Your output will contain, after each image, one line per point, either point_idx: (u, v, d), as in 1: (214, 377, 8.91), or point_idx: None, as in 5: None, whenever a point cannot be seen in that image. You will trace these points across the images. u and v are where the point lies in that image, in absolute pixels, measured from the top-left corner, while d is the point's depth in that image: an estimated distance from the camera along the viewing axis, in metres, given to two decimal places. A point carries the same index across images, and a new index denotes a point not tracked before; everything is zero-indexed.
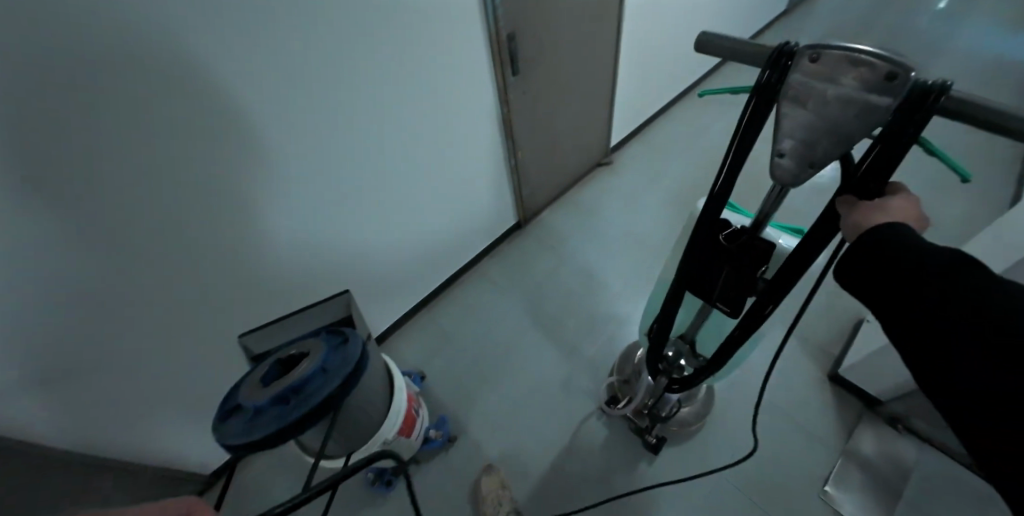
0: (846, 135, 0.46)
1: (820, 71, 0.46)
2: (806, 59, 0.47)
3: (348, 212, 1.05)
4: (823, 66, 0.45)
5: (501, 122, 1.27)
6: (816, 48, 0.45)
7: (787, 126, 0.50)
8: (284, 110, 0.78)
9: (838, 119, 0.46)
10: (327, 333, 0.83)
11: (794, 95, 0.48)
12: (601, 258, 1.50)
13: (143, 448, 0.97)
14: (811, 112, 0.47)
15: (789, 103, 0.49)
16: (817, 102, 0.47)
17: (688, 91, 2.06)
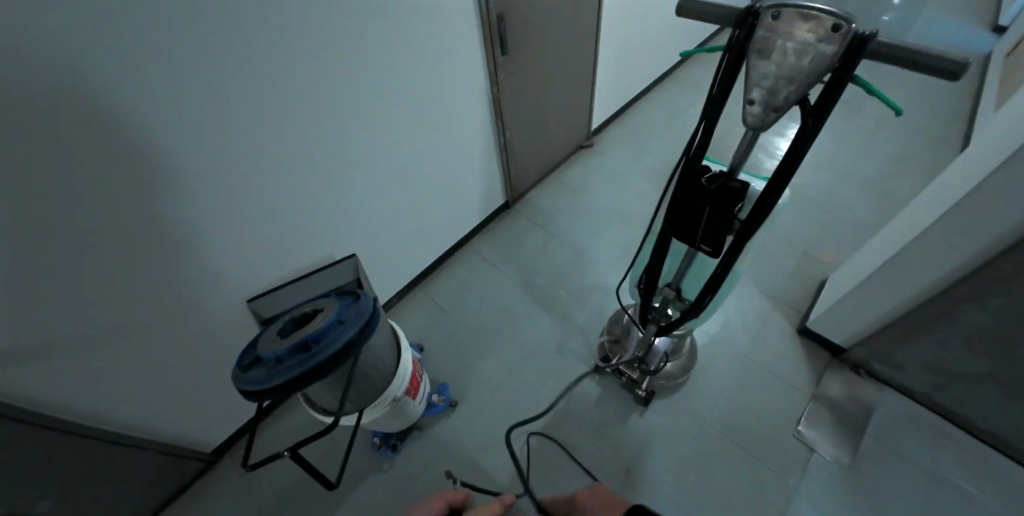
0: (805, 78, 0.55)
1: (780, 26, 0.55)
2: (768, 16, 0.56)
3: (357, 188, 1.08)
4: (782, 21, 0.55)
5: (490, 103, 1.32)
6: (776, 7, 0.55)
7: (756, 76, 0.58)
8: (291, 78, 0.81)
9: (797, 66, 0.55)
10: (338, 294, 0.87)
11: (761, 48, 0.57)
12: (588, 234, 1.58)
13: (148, 421, 0.99)
14: (776, 61, 0.56)
15: (757, 56, 0.57)
16: (780, 53, 0.56)
17: (663, 79, 2.18)
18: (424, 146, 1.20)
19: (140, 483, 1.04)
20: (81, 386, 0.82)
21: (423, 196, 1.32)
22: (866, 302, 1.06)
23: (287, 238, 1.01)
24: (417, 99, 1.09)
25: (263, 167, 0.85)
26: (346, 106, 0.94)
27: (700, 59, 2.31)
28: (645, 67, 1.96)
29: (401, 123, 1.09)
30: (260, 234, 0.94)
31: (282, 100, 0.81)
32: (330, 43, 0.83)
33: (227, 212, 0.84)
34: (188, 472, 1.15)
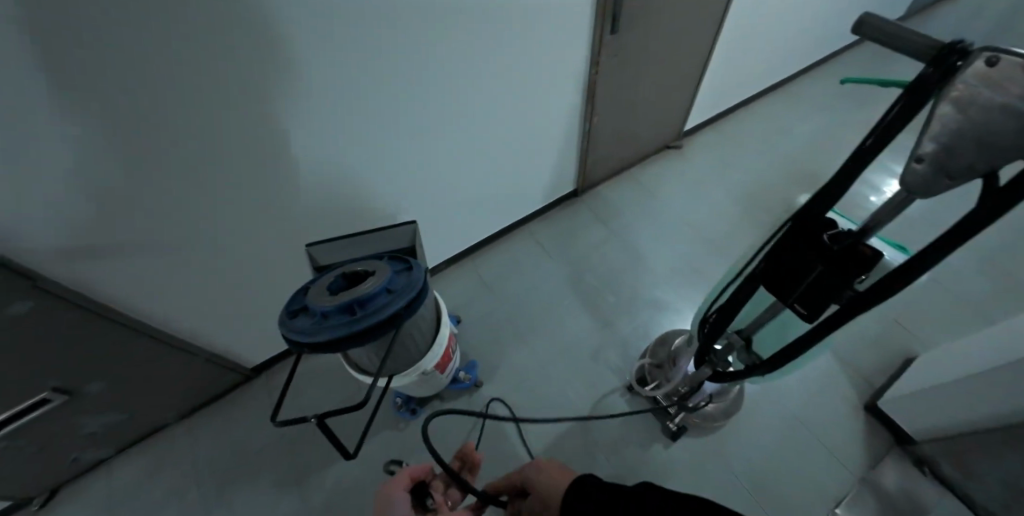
0: (1002, 150, 0.41)
1: (988, 75, 0.40)
2: (978, 59, 0.41)
3: (419, 143, 1.05)
4: (995, 70, 0.40)
5: (585, 85, 1.23)
6: (993, 49, 0.40)
7: (932, 130, 0.44)
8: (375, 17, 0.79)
9: (995, 132, 0.40)
10: (390, 259, 0.85)
11: (950, 98, 0.43)
12: (653, 241, 1.46)
13: (200, 323, 1.08)
14: (966, 120, 0.42)
15: (940, 106, 0.43)
16: (975, 110, 0.41)
17: (778, 87, 1.93)
18: (502, 115, 1.14)
19: (186, 382, 1.17)
20: (143, 277, 0.90)
21: (490, 168, 1.26)
22: (961, 398, 0.91)
23: (349, 182, 1.02)
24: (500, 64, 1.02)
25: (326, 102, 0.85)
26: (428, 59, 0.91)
27: (829, 72, 2.02)
28: (761, 71, 1.75)
29: (475, 83, 1.02)
30: (313, 169, 0.94)
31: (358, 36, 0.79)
32: None
33: (283, 141, 0.86)
34: (229, 381, 1.26)
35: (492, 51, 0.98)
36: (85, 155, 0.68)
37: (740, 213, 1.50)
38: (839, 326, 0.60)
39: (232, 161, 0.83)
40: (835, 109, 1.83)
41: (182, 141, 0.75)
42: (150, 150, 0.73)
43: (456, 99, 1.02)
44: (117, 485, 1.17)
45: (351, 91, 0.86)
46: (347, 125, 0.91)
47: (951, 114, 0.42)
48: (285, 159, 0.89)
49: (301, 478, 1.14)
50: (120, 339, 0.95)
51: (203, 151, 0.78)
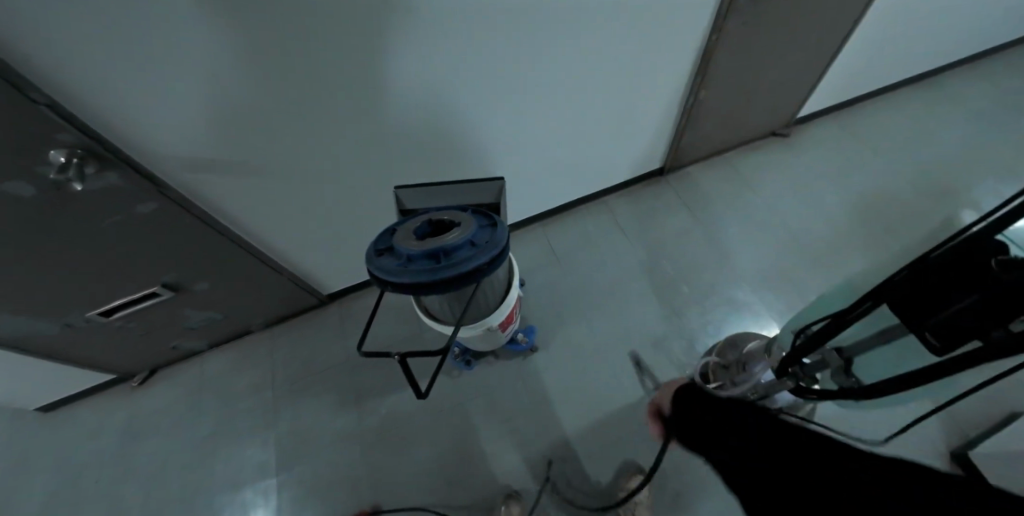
0: None
1: None
2: None
3: (513, 97, 1.02)
4: None
5: (699, 54, 1.11)
6: None
7: None
8: None
9: None
10: (474, 212, 0.84)
11: None
12: (739, 235, 1.34)
13: (284, 246, 1.16)
14: None
15: None
16: None
17: (922, 79, 1.65)
18: (600, 77, 1.07)
19: (269, 296, 1.27)
20: (249, 194, 0.98)
21: (580, 133, 1.21)
22: None
23: (438, 129, 1.02)
24: (608, 22, 0.94)
25: (425, 44, 0.83)
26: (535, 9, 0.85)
27: (993, 67, 1.69)
28: (911, 57, 1.48)
29: (581, 37, 0.95)
30: (408, 109, 0.95)
31: None
32: None
33: (384, 75, 0.85)
34: (306, 303, 1.37)
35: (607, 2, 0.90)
36: (203, 76, 0.73)
37: (847, 219, 1.33)
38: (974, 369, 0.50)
39: (337, 90, 0.84)
40: (989, 113, 1.54)
41: (296, 65, 0.77)
42: (259, 74, 0.76)
43: (559, 51, 0.96)
44: (208, 374, 1.34)
45: (456, 33, 0.84)
46: (448, 67, 0.89)
47: None
48: (381, 93, 0.89)
49: (357, 402, 1.23)
50: (222, 248, 1.05)
51: (311, 74, 0.80)
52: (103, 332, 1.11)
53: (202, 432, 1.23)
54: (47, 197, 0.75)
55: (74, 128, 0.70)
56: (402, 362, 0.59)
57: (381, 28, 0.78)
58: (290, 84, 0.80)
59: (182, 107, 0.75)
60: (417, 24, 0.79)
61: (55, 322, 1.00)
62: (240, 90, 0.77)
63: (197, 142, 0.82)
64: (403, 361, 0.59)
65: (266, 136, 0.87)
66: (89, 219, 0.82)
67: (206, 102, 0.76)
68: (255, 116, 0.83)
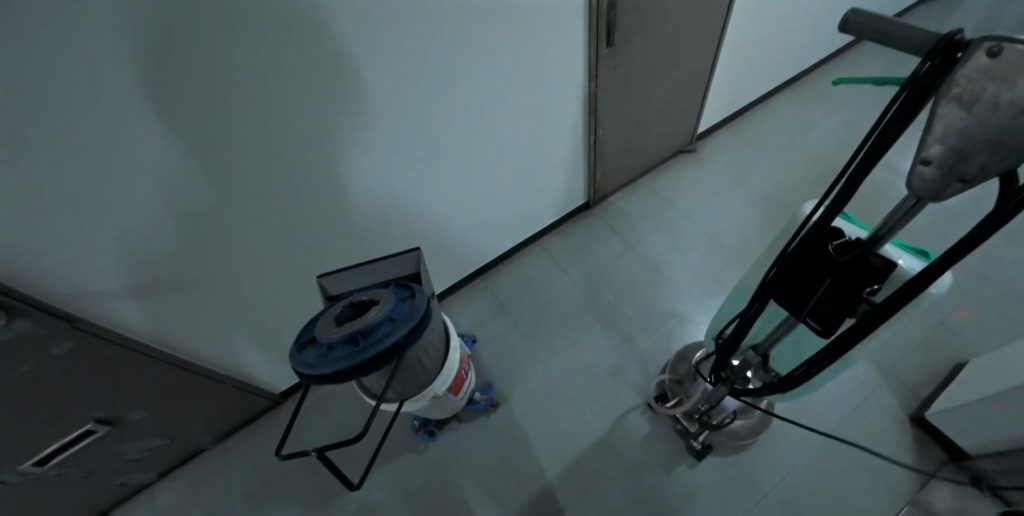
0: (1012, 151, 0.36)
1: (990, 71, 0.35)
2: (977, 51, 0.36)
3: (421, 170, 1.08)
4: (997, 63, 0.35)
5: (585, 100, 1.22)
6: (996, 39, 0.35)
7: (938, 129, 0.40)
8: (354, 60, 0.81)
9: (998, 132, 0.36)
10: (395, 286, 0.87)
11: (951, 96, 0.38)
12: (670, 249, 1.41)
13: (223, 354, 1.14)
14: (974, 119, 0.37)
15: (942, 106, 0.39)
16: (978, 104, 0.36)
17: (797, 80, 1.85)
18: (501, 136, 1.15)
19: (217, 407, 1.22)
20: (175, 312, 0.97)
21: (499, 188, 1.28)
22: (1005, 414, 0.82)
23: (354, 211, 1.06)
24: (492, 91, 1.03)
25: (320, 143, 0.89)
26: (418, 94, 0.93)
27: (852, 59, 1.92)
28: (776, 67, 1.68)
29: (471, 108, 1.04)
30: (321, 201, 0.99)
31: (348, 82, 0.83)
32: (406, 28, 0.82)
33: (290, 176, 0.90)
34: (260, 407, 1.32)
35: (486, 76, 1.00)
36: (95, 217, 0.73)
37: (762, 216, 1.43)
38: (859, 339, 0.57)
39: (244, 199, 0.88)
40: (858, 99, 1.74)
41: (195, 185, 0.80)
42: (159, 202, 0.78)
43: (453, 123, 1.04)
44: (160, 508, 1.24)
45: (347, 127, 0.89)
46: (350, 158, 0.95)
47: (955, 112, 0.38)
48: (290, 192, 0.93)
49: (326, 503, 1.16)
50: (155, 370, 1.02)
51: (216, 192, 0.83)
52: (34, 486, 1.03)
53: None
54: None
55: None
56: (319, 457, 0.58)
57: (274, 139, 0.83)
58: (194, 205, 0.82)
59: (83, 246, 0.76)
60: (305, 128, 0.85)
61: None
62: (149, 219, 0.79)
63: (106, 275, 0.82)
64: (319, 456, 0.58)
65: (178, 255, 0.88)
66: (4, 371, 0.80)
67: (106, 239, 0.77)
68: (165, 239, 0.84)
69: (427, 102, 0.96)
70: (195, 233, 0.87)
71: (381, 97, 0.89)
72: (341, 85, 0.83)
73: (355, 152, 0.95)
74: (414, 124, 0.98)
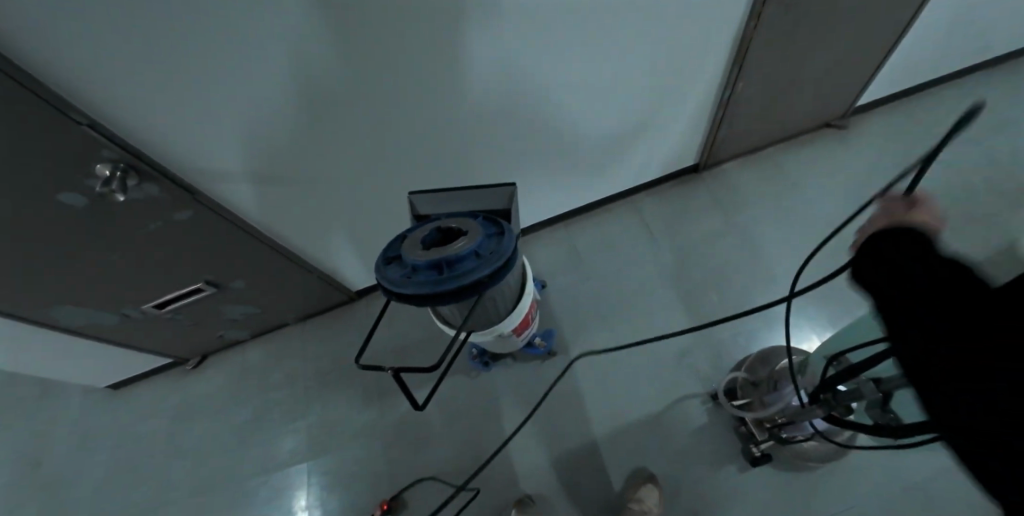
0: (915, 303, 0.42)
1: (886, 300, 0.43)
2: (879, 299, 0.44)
3: (528, 97, 0.99)
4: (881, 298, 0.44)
5: (736, 43, 1.01)
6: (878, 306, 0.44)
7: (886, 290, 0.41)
8: None
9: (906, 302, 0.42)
10: (484, 220, 0.83)
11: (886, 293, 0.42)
12: (781, 239, 1.23)
13: (312, 247, 1.22)
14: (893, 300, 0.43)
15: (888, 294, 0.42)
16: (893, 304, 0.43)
17: (1015, 57, 1.42)
18: (625, 72, 1.01)
19: (301, 292, 1.34)
20: (278, 200, 1.03)
21: (605, 132, 1.16)
22: None
23: (453, 132, 1.01)
24: (629, 17, 0.88)
25: (431, 53, 0.82)
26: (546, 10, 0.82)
27: None
28: (1000, 33, 1.28)
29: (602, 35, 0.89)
30: (422, 114, 0.94)
31: None
32: None
33: (399, 82, 0.85)
34: (336, 299, 1.44)
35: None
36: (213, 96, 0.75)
37: None
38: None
39: (350, 99, 0.85)
40: None
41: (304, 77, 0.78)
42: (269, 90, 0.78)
43: (576, 48, 0.91)
44: (249, 361, 1.45)
45: (464, 35, 0.81)
46: (461, 71, 0.87)
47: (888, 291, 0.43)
48: (394, 99, 0.89)
49: (381, 396, 1.28)
50: (256, 250, 1.12)
51: (329, 87, 0.81)
52: (156, 324, 1.23)
53: (246, 415, 1.35)
54: (95, 206, 0.82)
55: (114, 145, 0.75)
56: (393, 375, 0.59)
57: (386, 41, 0.77)
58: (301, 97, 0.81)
59: (201, 122, 0.79)
60: (418, 32, 0.78)
61: (113, 314, 1.11)
62: (264, 105, 0.80)
63: (222, 154, 0.86)
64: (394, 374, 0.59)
65: (283, 147, 0.90)
66: (137, 224, 0.90)
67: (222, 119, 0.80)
68: (274, 129, 0.86)
69: (553, 17, 0.83)
70: (298, 127, 0.87)
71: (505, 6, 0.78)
72: None
73: (465, 67, 0.87)
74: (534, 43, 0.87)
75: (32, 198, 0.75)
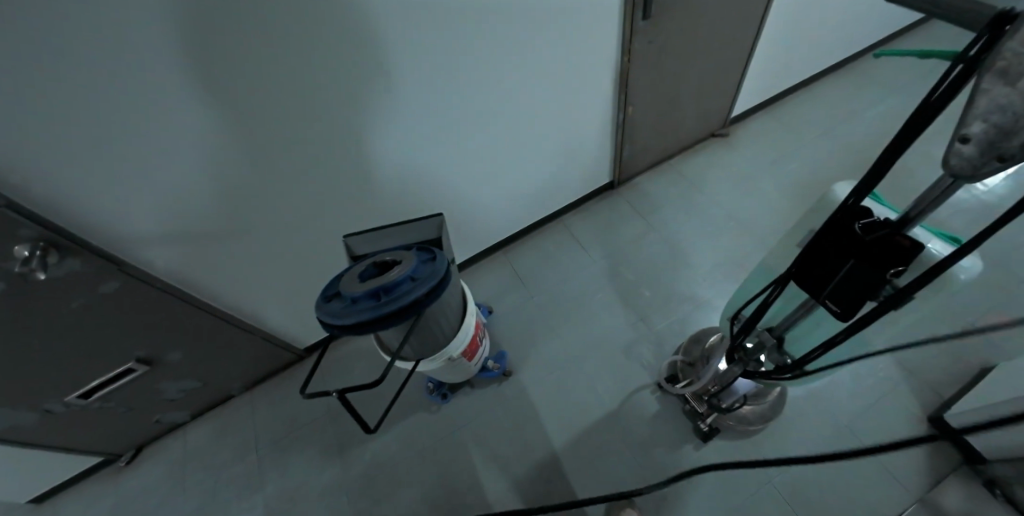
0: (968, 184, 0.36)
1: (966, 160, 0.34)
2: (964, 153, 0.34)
3: (448, 138, 1.10)
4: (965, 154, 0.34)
5: (617, 74, 1.19)
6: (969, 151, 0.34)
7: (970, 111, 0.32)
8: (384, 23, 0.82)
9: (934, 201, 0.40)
10: (418, 248, 0.90)
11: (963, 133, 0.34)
12: (692, 234, 1.39)
13: (254, 308, 1.21)
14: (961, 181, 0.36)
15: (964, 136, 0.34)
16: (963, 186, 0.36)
17: (843, 66, 1.77)
18: (529, 108, 1.15)
19: (246, 356, 1.30)
20: (212, 263, 1.03)
21: (525, 163, 1.29)
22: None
23: (381, 177, 1.09)
24: (520, 62, 1.03)
25: (348, 109, 0.91)
26: (446, 61, 0.94)
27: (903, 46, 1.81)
28: (822, 51, 1.60)
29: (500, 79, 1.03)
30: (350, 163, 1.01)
31: (375, 45, 0.84)
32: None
33: (321, 137, 0.93)
34: (286, 359, 1.40)
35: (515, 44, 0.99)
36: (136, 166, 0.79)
37: (792, 205, 1.39)
38: (870, 324, 0.56)
39: (274, 157, 0.92)
40: (907, 89, 1.65)
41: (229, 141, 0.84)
42: (194, 157, 0.83)
43: (481, 91, 1.04)
44: (193, 444, 1.35)
45: (375, 89, 0.91)
46: (380, 122, 0.97)
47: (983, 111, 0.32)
48: (319, 153, 0.96)
49: (343, 451, 1.24)
50: (194, 318, 1.10)
51: (252, 148, 0.87)
52: (83, 415, 1.14)
53: (194, 502, 1.24)
54: (10, 290, 0.80)
55: (33, 223, 0.75)
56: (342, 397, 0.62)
57: (304, 100, 0.86)
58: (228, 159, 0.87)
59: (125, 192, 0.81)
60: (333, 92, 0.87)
61: (32, 411, 1.03)
62: (189, 169, 0.84)
63: (150, 221, 0.88)
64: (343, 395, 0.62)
65: (212, 208, 0.93)
66: (59, 304, 0.88)
67: (146, 187, 0.82)
68: (202, 192, 0.89)
69: (450, 67, 0.95)
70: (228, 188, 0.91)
71: (408, 62, 0.90)
72: (369, 48, 0.84)
73: (383, 117, 0.97)
74: (442, 92, 0.99)
75: None
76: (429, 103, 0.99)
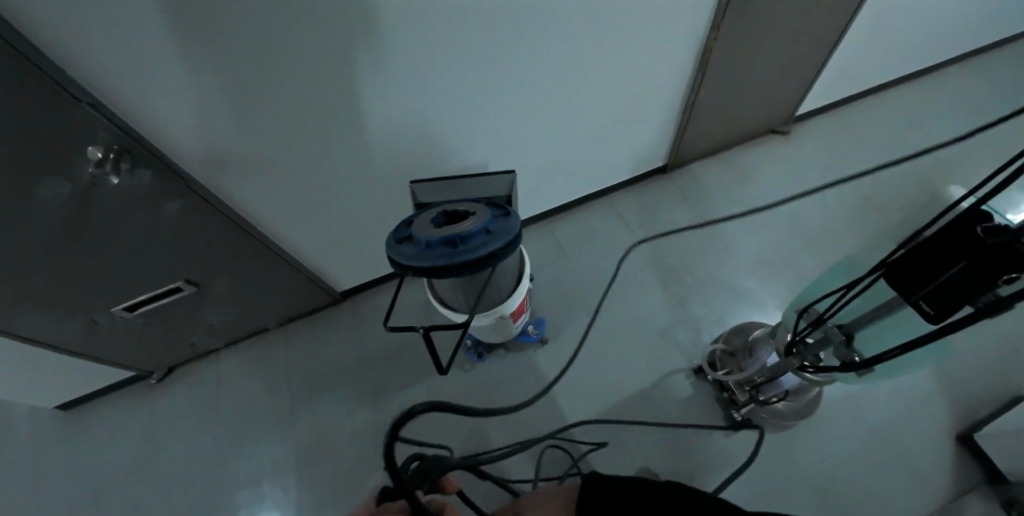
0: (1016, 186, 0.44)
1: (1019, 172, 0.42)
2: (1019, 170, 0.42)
3: (522, 99, 1.06)
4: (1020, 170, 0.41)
5: (698, 53, 1.15)
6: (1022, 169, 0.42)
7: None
8: None
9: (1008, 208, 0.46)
10: (489, 203, 0.89)
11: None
12: (741, 228, 1.38)
13: (301, 246, 1.21)
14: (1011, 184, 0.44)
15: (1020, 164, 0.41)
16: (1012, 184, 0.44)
17: (918, 76, 1.70)
18: (606, 80, 1.11)
19: (285, 293, 1.31)
20: (270, 194, 1.02)
21: (586, 135, 1.26)
22: None
23: (449, 130, 1.07)
24: (609, 30, 0.99)
25: (432, 55, 0.88)
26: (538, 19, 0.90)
27: (986, 62, 1.73)
28: (902, 57, 1.54)
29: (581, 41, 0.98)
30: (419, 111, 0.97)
31: None
32: None
33: (397, 80, 0.89)
34: (321, 300, 1.41)
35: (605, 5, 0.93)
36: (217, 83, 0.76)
37: (846, 211, 1.37)
38: (957, 330, 0.54)
39: (351, 95, 0.88)
40: (981, 107, 1.59)
41: (311, 72, 0.81)
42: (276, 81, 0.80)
43: (564, 55, 1.00)
44: (225, 370, 1.38)
45: (463, 37, 0.87)
46: (461, 73, 0.93)
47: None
48: (396, 98, 0.93)
49: (373, 394, 1.27)
50: (244, 247, 1.10)
51: (332, 81, 0.84)
52: (126, 329, 1.16)
53: (224, 425, 1.28)
54: (81, 196, 0.79)
55: (111, 127, 0.73)
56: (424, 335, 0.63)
57: (393, 40, 0.82)
58: (307, 90, 0.84)
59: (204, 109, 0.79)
60: (421, 34, 0.83)
61: (77, 319, 1.04)
62: (269, 95, 0.82)
63: (222, 144, 0.87)
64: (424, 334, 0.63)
65: (282, 139, 0.91)
66: (123, 215, 0.87)
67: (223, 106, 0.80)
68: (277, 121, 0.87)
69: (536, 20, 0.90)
70: (300, 120, 0.89)
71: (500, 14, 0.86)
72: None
73: (465, 69, 0.93)
74: (526, 49, 0.95)
75: (18, 184, 0.71)
76: (512, 59, 0.95)
